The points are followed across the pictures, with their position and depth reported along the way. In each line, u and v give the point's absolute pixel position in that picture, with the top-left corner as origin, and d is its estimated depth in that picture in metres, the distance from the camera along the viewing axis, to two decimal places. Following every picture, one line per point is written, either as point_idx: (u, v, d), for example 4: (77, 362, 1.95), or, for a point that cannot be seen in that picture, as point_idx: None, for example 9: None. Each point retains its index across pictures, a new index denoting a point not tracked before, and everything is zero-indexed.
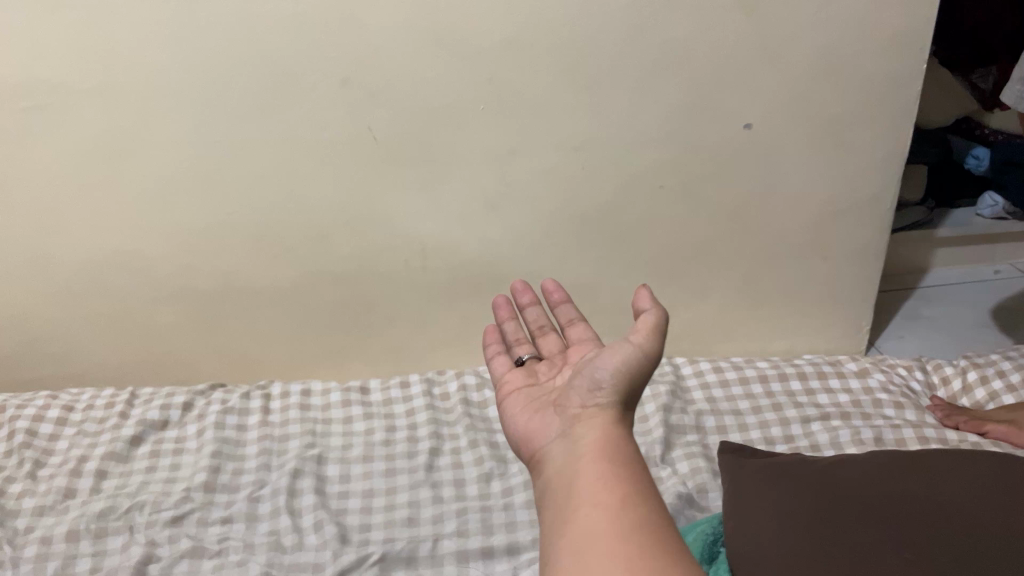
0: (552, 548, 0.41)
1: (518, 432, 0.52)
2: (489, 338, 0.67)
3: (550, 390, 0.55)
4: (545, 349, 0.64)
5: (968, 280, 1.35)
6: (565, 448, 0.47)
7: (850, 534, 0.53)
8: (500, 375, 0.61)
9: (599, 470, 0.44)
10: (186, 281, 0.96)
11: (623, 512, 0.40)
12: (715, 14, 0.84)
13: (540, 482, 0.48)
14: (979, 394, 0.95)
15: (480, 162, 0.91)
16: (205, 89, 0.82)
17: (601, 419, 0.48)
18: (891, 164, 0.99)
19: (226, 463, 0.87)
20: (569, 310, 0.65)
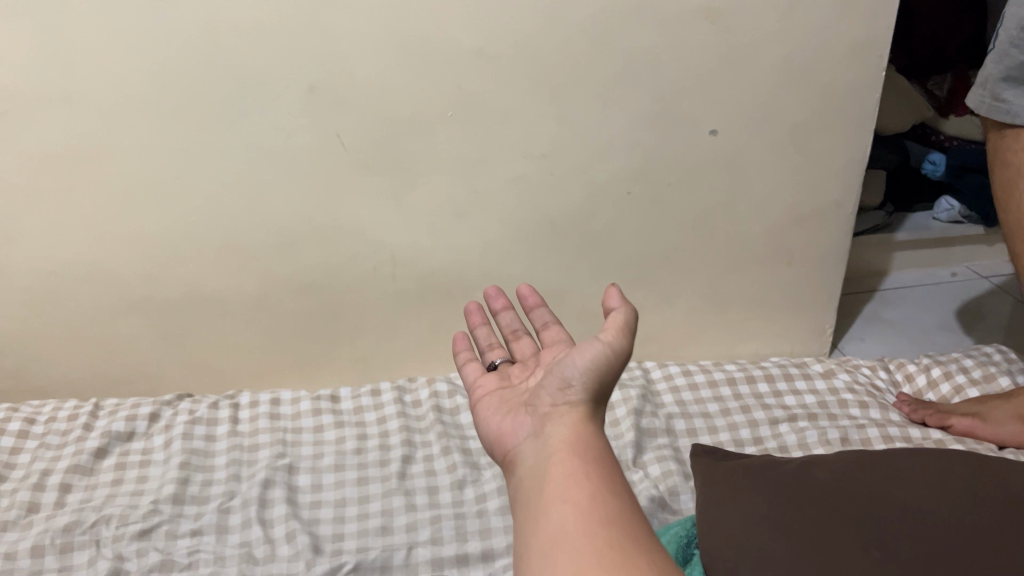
0: (523, 543, 0.41)
1: (491, 435, 0.53)
2: (462, 345, 0.68)
3: (522, 392, 0.56)
4: (519, 353, 0.65)
5: (926, 282, 1.39)
6: (536, 447, 0.48)
7: (823, 535, 0.54)
8: (473, 381, 0.62)
9: (569, 467, 0.44)
10: (151, 290, 0.95)
11: (593, 507, 0.41)
12: (680, 22, 0.86)
13: (513, 483, 0.48)
14: (943, 389, 0.97)
15: (449, 169, 0.91)
16: (170, 97, 0.81)
17: (572, 416, 0.48)
18: (852, 169, 1.01)
19: (194, 474, 0.86)
20: (543, 314, 0.66)
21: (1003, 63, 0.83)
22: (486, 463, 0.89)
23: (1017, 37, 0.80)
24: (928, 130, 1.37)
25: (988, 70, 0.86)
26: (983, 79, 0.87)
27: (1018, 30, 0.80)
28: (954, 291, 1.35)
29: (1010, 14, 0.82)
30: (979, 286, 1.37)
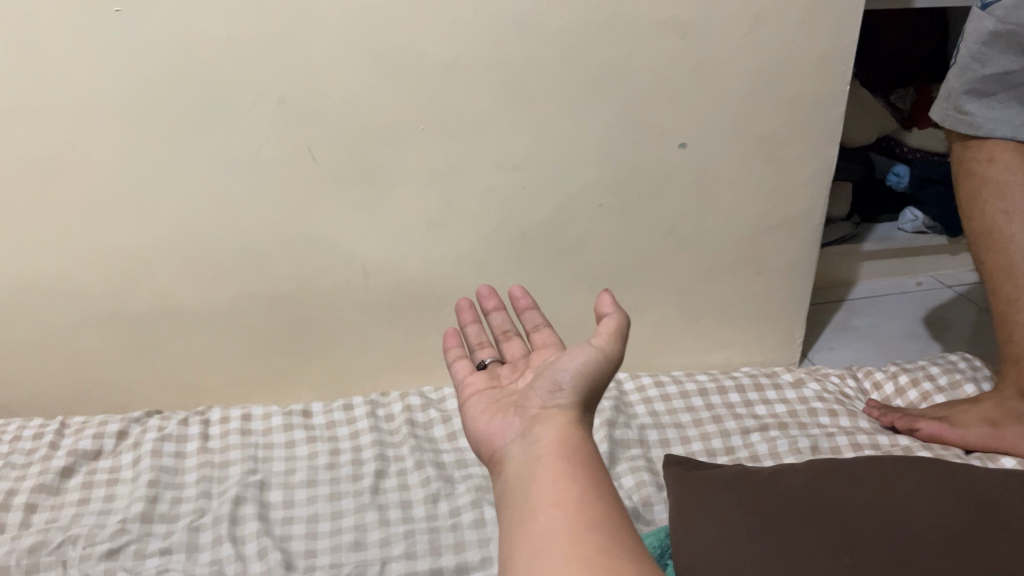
0: (509, 542, 0.42)
1: (477, 432, 0.53)
2: (451, 342, 0.68)
3: (511, 392, 0.56)
4: (508, 353, 0.65)
5: (892, 291, 1.41)
6: (523, 447, 0.48)
7: (794, 541, 0.55)
8: (461, 378, 0.62)
9: (557, 468, 0.45)
10: (118, 305, 0.94)
11: (580, 508, 0.41)
12: (649, 35, 0.87)
13: (498, 482, 0.48)
14: (911, 395, 0.98)
15: (421, 181, 0.91)
16: (138, 109, 0.81)
17: (560, 419, 0.49)
18: (819, 180, 1.03)
19: (163, 492, 0.84)
20: (535, 317, 0.66)
21: (964, 77, 0.86)
22: (460, 476, 0.89)
23: (977, 52, 0.83)
24: (893, 142, 1.37)
25: (950, 85, 0.88)
26: (946, 93, 0.89)
27: (976, 45, 0.83)
28: (919, 299, 1.38)
29: (969, 31, 0.85)
30: (944, 294, 1.39)
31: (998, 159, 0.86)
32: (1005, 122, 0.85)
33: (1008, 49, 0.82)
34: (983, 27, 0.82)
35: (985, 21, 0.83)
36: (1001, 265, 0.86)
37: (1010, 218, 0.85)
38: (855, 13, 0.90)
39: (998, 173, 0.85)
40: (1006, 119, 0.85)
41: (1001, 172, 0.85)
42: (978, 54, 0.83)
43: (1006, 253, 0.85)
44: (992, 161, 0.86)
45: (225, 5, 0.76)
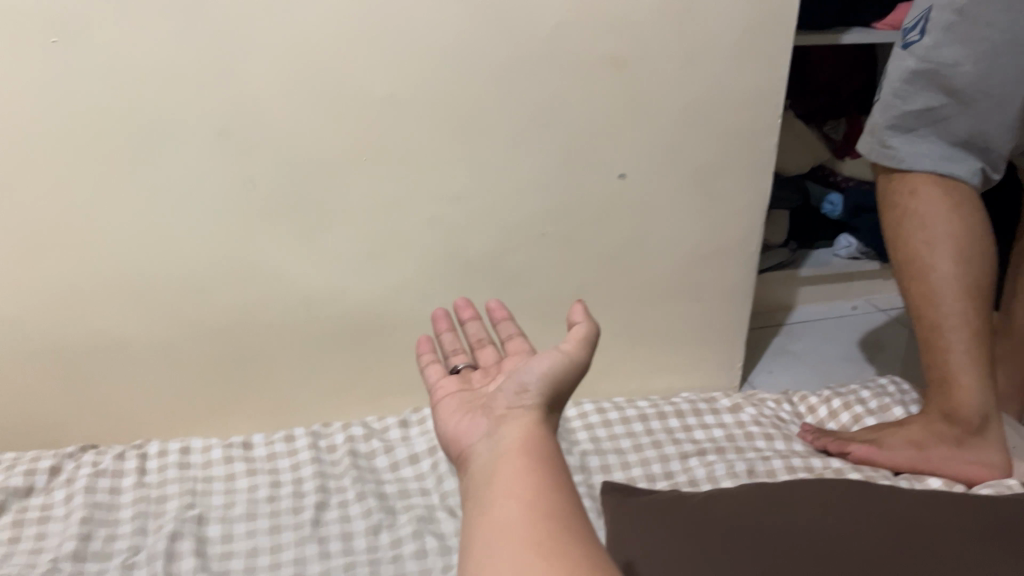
0: (468, 531, 0.43)
1: (445, 431, 0.54)
2: (425, 348, 0.68)
3: (480, 394, 0.57)
4: (481, 360, 0.65)
5: (828, 316, 1.45)
6: (489, 444, 0.49)
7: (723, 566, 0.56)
8: (434, 381, 0.62)
9: (519, 462, 0.45)
10: (51, 338, 0.91)
11: (538, 499, 0.42)
12: (588, 69, 0.89)
13: (463, 478, 0.49)
14: (842, 420, 1.01)
15: (363, 212, 0.91)
16: (73, 140, 0.80)
17: (525, 418, 0.50)
18: (754, 210, 1.06)
19: (97, 529, 0.82)
20: (510, 328, 0.66)
21: (887, 113, 0.89)
22: (402, 507, 0.89)
23: (899, 89, 0.87)
24: (827, 171, 1.45)
25: (874, 120, 0.92)
26: (870, 128, 0.93)
27: (899, 82, 0.87)
28: (853, 324, 1.42)
29: (891, 69, 0.89)
30: (877, 319, 1.43)
31: (920, 191, 0.89)
32: (925, 157, 0.89)
33: (928, 87, 0.85)
34: (905, 66, 0.86)
35: (906, 60, 0.87)
36: (926, 293, 0.88)
37: (932, 247, 0.88)
38: (785, 49, 0.94)
39: (920, 204, 0.89)
40: (926, 153, 0.89)
41: (923, 203, 0.89)
42: (900, 92, 0.87)
43: (929, 280, 0.88)
44: (914, 194, 0.90)
45: (165, 38, 0.77)
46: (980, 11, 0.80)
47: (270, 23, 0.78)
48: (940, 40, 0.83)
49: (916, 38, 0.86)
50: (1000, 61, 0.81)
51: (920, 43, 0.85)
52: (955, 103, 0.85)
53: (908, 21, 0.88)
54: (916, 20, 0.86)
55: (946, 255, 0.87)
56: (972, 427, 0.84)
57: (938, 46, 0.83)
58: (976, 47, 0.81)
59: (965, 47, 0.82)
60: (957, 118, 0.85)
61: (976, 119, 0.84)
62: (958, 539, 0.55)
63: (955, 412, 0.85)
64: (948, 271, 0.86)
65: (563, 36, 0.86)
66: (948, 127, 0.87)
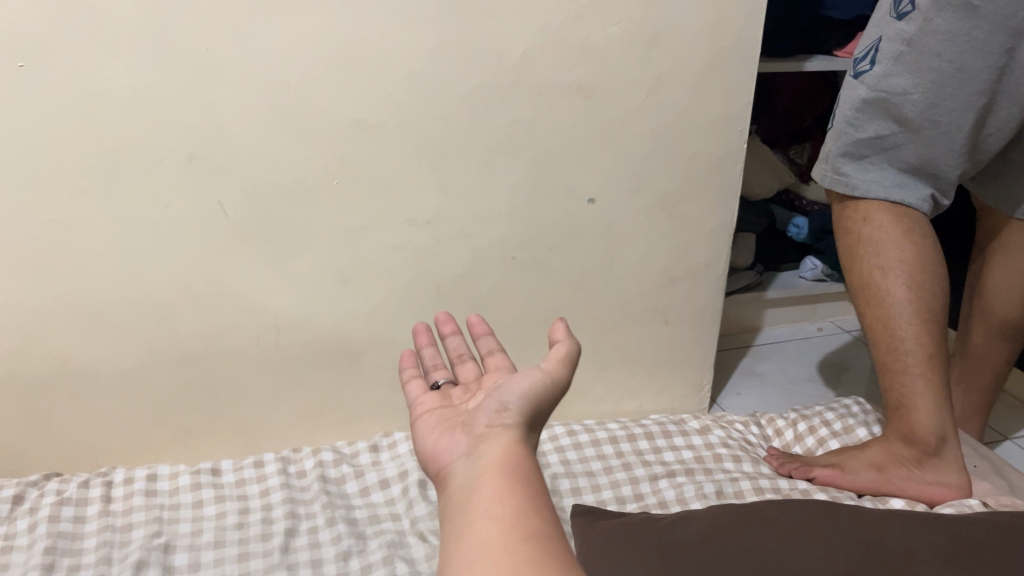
0: (446, 560, 0.40)
1: (420, 447, 0.50)
2: (406, 362, 0.63)
3: (460, 410, 0.53)
4: (462, 375, 0.60)
5: (794, 337, 1.47)
6: (466, 464, 0.45)
7: None
8: (413, 398, 0.58)
9: (498, 486, 0.42)
10: (13, 366, 0.90)
11: (518, 527, 0.39)
12: (556, 96, 0.91)
13: (439, 500, 0.46)
14: (808, 442, 1.03)
15: (332, 237, 0.92)
16: (39, 165, 0.79)
17: (504, 438, 0.46)
18: (720, 235, 1.08)
19: (60, 559, 0.81)
20: (490, 342, 0.62)
21: (841, 141, 0.91)
22: (372, 532, 0.88)
23: (852, 117, 0.89)
24: (792, 196, 1.47)
25: (828, 148, 0.94)
26: (824, 155, 0.95)
27: (852, 111, 0.89)
28: (819, 345, 1.44)
29: (843, 98, 0.91)
30: (842, 340, 1.46)
31: (873, 218, 0.91)
32: (878, 184, 0.91)
33: (879, 115, 0.88)
34: (857, 95, 0.89)
35: (857, 89, 0.89)
36: (881, 318, 0.89)
37: (885, 272, 0.89)
38: (749, 77, 0.97)
39: (873, 230, 0.90)
40: (879, 180, 0.91)
41: (876, 230, 0.91)
42: (853, 119, 0.89)
43: (884, 305, 0.89)
44: (868, 220, 0.92)
45: (134, 63, 0.77)
46: (928, 41, 0.83)
47: (239, 50, 0.79)
48: (890, 70, 0.86)
49: (867, 68, 0.88)
50: (948, 89, 0.83)
51: (870, 73, 0.88)
52: (905, 131, 0.87)
53: (859, 52, 0.91)
54: (867, 50, 0.89)
55: (899, 281, 0.88)
56: (929, 448, 0.85)
57: (888, 75, 0.86)
58: (924, 76, 0.84)
59: (914, 76, 0.84)
60: (907, 145, 0.88)
61: (925, 146, 0.87)
62: (927, 557, 0.56)
63: (912, 434, 0.86)
64: (903, 296, 0.88)
65: (530, 64, 0.88)
66: (899, 154, 0.89)
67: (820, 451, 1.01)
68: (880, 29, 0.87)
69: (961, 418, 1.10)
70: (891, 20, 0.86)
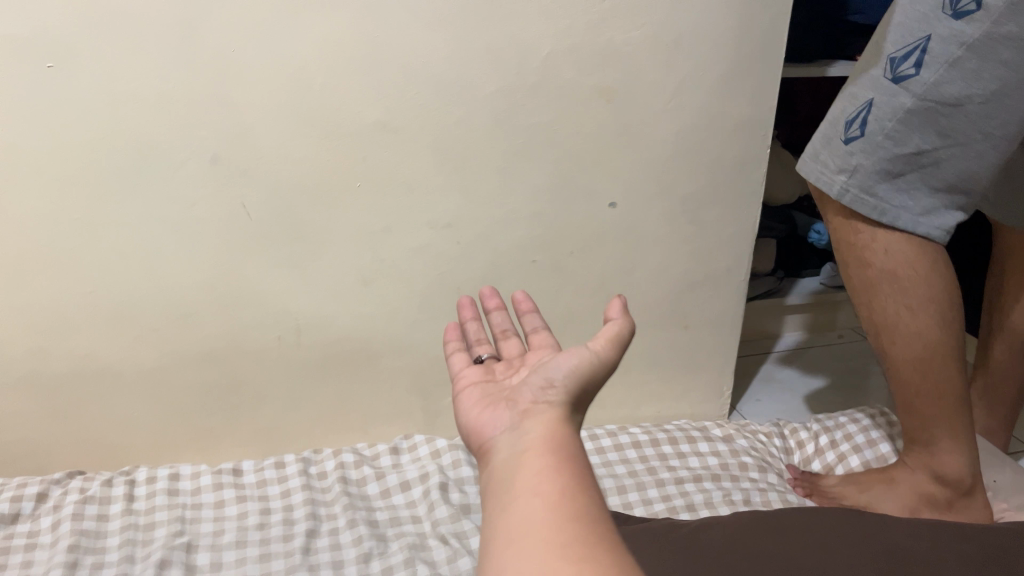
0: (490, 537, 0.40)
1: (464, 421, 0.51)
2: (450, 336, 0.63)
3: (504, 385, 0.53)
4: (504, 351, 0.60)
5: (815, 344, 1.46)
6: (510, 440, 0.45)
7: None
8: (457, 371, 0.58)
9: (544, 464, 0.42)
10: (34, 365, 0.91)
11: (562, 505, 0.39)
12: (577, 100, 0.91)
13: (482, 475, 0.46)
14: (829, 460, 1.02)
15: (353, 240, 0.92)
16: (64, 167, 0.80)
17: (549, 415, 0.46)
18: (742, 239, 1.07)
19: (83, 557, 0.82)
20: (534, 319, 0.62)
21: (873, 156, 0.80)
22: (393, 535, 0.89)
23: (892, 130, 0.78)
24: (813, 201, 1.45)
25: (850, 162, 0.82)
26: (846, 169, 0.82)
27: (892, 123, 0.77)
28: (840, 352, 1.43)
29: (875, 104, 0.79)
30: (862, 349, 1.45)
31: (892, 251, 0.83)
32: (908, 209, 0.81)
33: (924, 128, 0.77)
34: (899, 104, 0.77)
35: (898, 99, 0.77)
36: (908, 356, 0.84)
37: (912, 311, 0.83)
38: (774, 80, 0.96)
39: (894, 266, 0.83)
40: (910, 202, 0.81)
41: (899, 267, 0.83)
42: (894, 133, 0.78)
43: (911, 344, 0.84)
44: (886, 253, 0.84)
45: (158, 65, 0.77)
46: (995, 45, 0.72)
47: (263, 53, 0.79)
48: (943, 76, 0.74)
49: (910, 71, 0.76)
50: (1005, 101, 0.74)
51: (918, 80, 0.75)
52: (951, 146, 0.77)
53: (893, 48, 0.78)
54: (909, 48, 0.76)
55: (928, 321, 0.83)
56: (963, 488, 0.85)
57: (941, 83, 0.74)
58: (982, 85, 0.73)
59: (972, 84, 0.74)
60: (951, 161, 0.78)
61: (968, 164, 0.78)
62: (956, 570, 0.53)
63: (942, 471, 0.86)
64: (930, 337, 0.83)
65: (551, 67, 0.88)
66: (941, 171, 0.78)
67: (840, 471, 1.01)
68: (928, 25, 0.74)
69: (985, 432, 1.08)
70: (945, 17, 0.73)
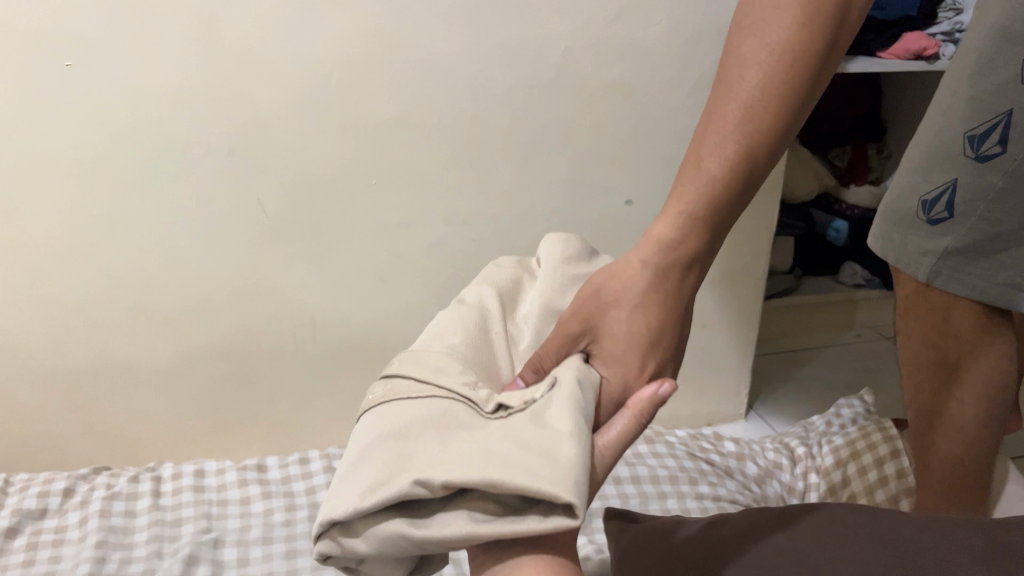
0: None
1: None
2: None
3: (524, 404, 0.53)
4: None
5: (834, 343, 1.46)
6: None
7: None
8: None
9: None
10: (59, 360, 0.92)
11: (552, 567, 0.40)
12: (594, 96, 0.90)
13: None
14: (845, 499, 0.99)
15: (370, 236, 0.92)
16: (88, 164, 0.81)
17: None
18: (761, 237, 1.07)
19: (111, 552, 0.82)
20: None
21: (966, 242, 0.68)
22: None
23: (983, 214, 0.66)
24: (831, 199, 1.42)
25: (937, 246, 0.70)
26: (932, 251, 0.71)
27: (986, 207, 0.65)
28: (858, 351, 1.43)
29: (959, 185, 0.67)
30: (882, 346, 1.43)
31: (960, 336, 0.74)
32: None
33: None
34: (990, 184, 0.64)
35: (985, 179, 0.64)
36: (948, 449, 0.79)
37: (962, 405, 0.77)
38: None
39: (961, 353, 0.75)
40: None
41: (965, 356, 0.75)
42: (989, 215, 0.65)
43: (950, 432, 0.78)
44: (957, 337, 0.75)
45: (178, 60, 0.78)
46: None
47: (282, 48, 0.80)
48: None
49: (997, 148, 0.63)
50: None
51: (1005, 159, 0.63)
52: None
53: (968, 123, 0.65)
54: (988, 125, 0.64)
55: (974, 419, 0.76)
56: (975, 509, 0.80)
57: None
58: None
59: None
60: None
61: None
62: (967, 560, 0.52)
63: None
64: (973, 432, 0.77)
65: (568, 63, 0.88)
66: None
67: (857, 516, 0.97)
68: (1011, 96, 0.62)
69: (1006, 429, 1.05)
70: None
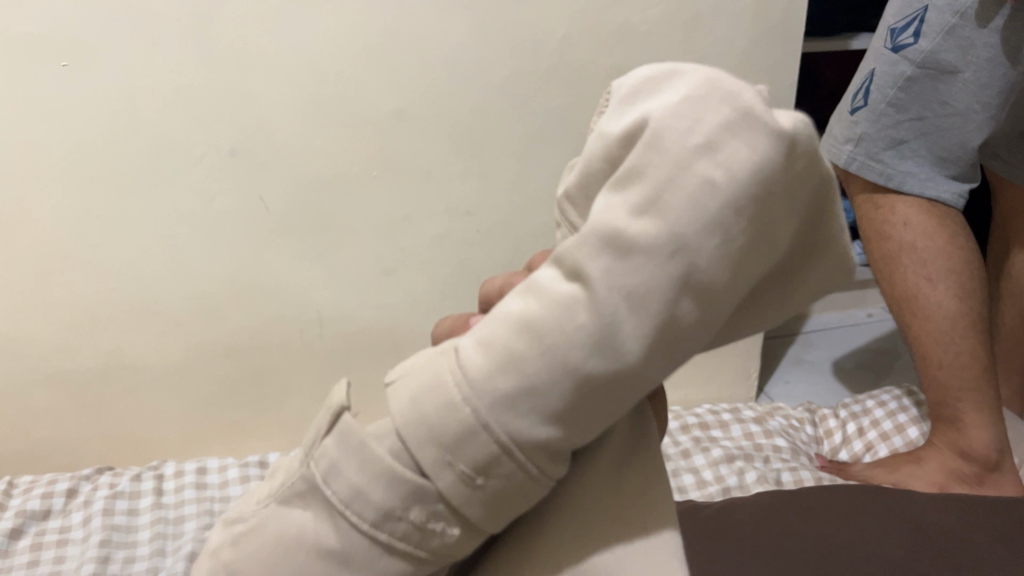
0: None
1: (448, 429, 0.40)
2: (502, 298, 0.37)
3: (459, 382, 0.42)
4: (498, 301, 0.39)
5: (844, 323, 1.45)
6: None
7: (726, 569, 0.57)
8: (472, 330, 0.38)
9: None
10: (64, 363, 0.92)
11: None
12: (597, 81, 0.89)
13: None
14: (854, 446, 1.00)
15: (375, 229, 0.92)
16: (82, 164, 0.80)
17: None
18: None
19: (115, 551, 0.82)
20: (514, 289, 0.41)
21: (876, 124, 0.83)
22: None
23: (894, 98, 0.81)
24: None
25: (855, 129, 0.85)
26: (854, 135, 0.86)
27: (893, 91, 0.81)
28: (869, 330, 1.42)
29: (877, 74, 0.82)
30: (893, 324, 1.42)
31: (912, 221, 0.84)
32: (915, 173, 0.84)
33: (924, 96, 0.80)
34: (899, 72, 0.80)
35: (898, 67, 0.80)
36: (929, 327, 0.83)
37: (933, 284, 0.83)
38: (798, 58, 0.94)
39: (914, 237, 0.84)
40: (915, 173, 0.84)
41: (918, 237, 0.84)
42: (896, 101, 0.81)
43: (930, 317, 0.83)
44: (906, 225, 0.85)
45: (172, 56, 0.77)
46: None
47: (281, 43, 0.79)
48: (939, 45, 0.77)
49: (909, 40, 0.79)
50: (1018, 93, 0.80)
51: (915, 48, 0.78)
52: (952, 115, 0.79)
53: (893, 20, 0.81)
54: (907, 20, 0.79)
55: (947, 292, 0.82)
56: (989, 462, 0.80)
57: (938, 51, 0.77)
58: (981, 55, 0.76)
59: (967, 52, 0.76)
60: (965, 125, 0.79)
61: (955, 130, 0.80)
62: (985, 544, 0.52)
63: (968, 448, 0.80)
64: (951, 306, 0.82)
65: (568, 50, 0.87)
66: (945, 136, 0.80)
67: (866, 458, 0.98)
68: None
69: None
70: None
